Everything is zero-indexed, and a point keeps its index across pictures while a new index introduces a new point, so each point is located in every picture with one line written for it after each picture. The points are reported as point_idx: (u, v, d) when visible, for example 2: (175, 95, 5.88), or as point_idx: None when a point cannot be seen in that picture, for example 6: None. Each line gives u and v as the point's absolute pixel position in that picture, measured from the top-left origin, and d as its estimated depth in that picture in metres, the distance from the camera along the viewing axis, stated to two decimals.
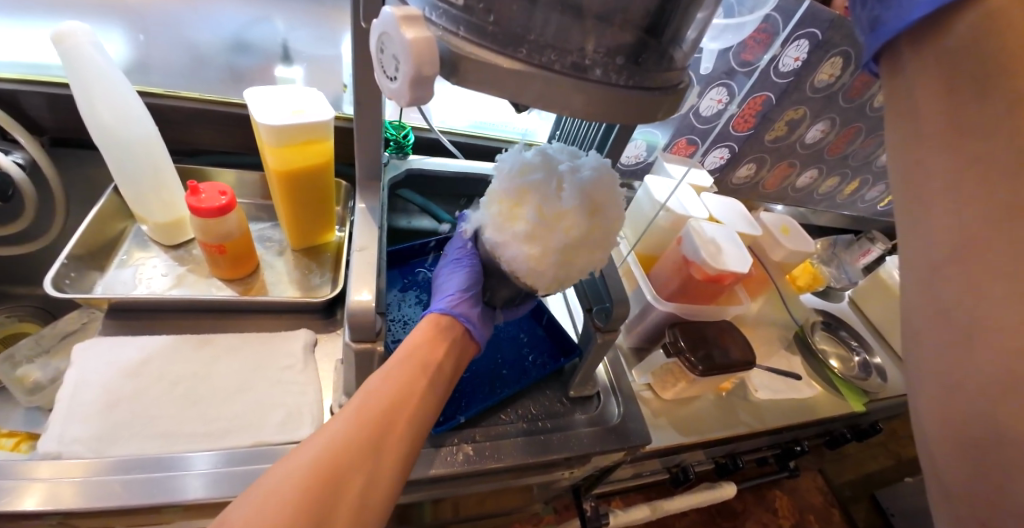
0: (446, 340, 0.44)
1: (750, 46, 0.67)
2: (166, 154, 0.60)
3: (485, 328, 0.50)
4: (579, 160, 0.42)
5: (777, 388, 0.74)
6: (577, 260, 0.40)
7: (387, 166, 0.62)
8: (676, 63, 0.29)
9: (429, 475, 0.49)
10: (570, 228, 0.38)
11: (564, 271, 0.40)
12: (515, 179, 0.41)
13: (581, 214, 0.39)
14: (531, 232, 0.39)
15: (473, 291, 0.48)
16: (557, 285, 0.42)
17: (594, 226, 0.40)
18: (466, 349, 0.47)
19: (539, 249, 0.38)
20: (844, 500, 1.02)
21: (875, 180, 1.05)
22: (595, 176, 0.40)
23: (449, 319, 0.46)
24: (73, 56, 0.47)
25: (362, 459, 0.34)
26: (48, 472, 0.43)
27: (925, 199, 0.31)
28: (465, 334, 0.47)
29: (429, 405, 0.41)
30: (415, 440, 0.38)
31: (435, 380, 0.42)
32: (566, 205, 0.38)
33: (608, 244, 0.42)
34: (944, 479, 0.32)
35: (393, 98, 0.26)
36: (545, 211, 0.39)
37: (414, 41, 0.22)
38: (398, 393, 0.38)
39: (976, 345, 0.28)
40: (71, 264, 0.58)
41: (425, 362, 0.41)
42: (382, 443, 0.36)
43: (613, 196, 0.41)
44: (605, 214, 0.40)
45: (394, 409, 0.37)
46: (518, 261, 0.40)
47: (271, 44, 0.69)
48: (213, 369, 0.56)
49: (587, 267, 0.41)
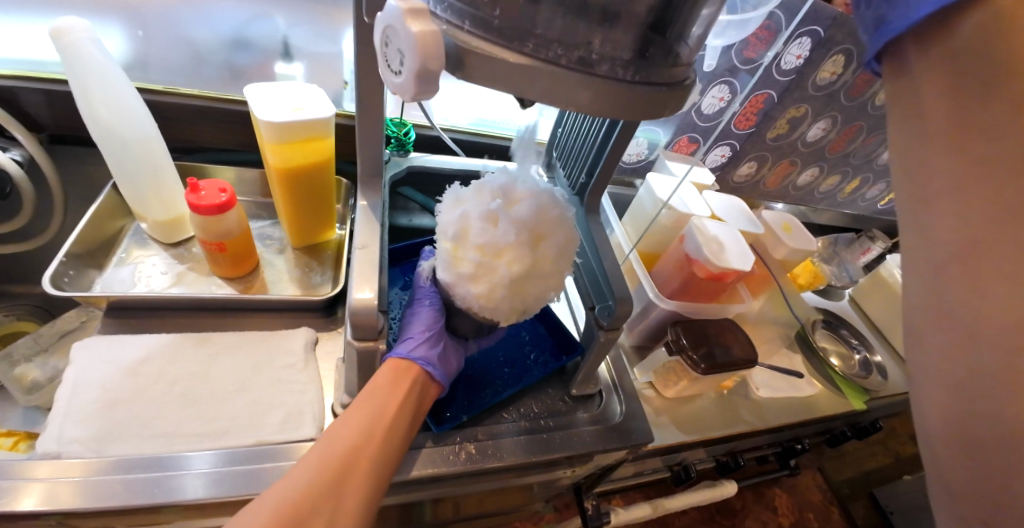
0: (408, 382, 0.43)
1: (753, 44, 0.67)
2: (165, 153, 0.60)
3: (449, 367, 0.49)
4: (515, 190, 0.42)
5: (778, 386, 0.74)
6: (527, 289, 0.40)
7: (388, 164, 0.61)
8: (682, 59, 0.28)
9: (429, 474, 0.49)
10: (511, 264, 0.38)
11: (517, 302, 0.41)
12: (454, 218, 0.41)
13: (522, 247, 0.38)
14: (475, 273, 0.40)
15: (433, 334, 0.48)
16: (516, 313, 0.43)
17: (539, 256, 0.40)
18: (428, 388, 0.46)
19: (485, 288, 0.40)
20: (843, 498, 1.03)
21: (876, 179, 1.05)
22: (533, 206, 0.40)
23: (408, 363, 0.44)
24: (70, 52, 0.46)
25: (324, 502, 0.34)
26: (46, 472, 0.43)
27: (927, 199, 0.31)
28: (426, 377, 0.45)
29: (396, 438, 0.41)
30: (381, 477, 0.39)
31: (402, 415, 0.41)
32: (505, 240, 0.38)
33: (559, 268, 0.41)
34: (945, 477, 0.32)
35: (397, 93, 0.26)
36: (485, 250, 0.39)
37: (421, 34, 0.21)
38: (362, 432, 0.39)
39: (980, 345, 0.28)
40: (69, 262, 0.57)
41: (390, 398, 0.41)
42: (346, 484, 0.36)
43: (554, 222, 0.41)
44: (549, 242, 0.40)
45: (362, 442, 0.38)
46: (470, 298, 0.42)
47: (272, 40, 0.68)
48: (214, 368, 0.56)
49: (541, 294, 0.42)
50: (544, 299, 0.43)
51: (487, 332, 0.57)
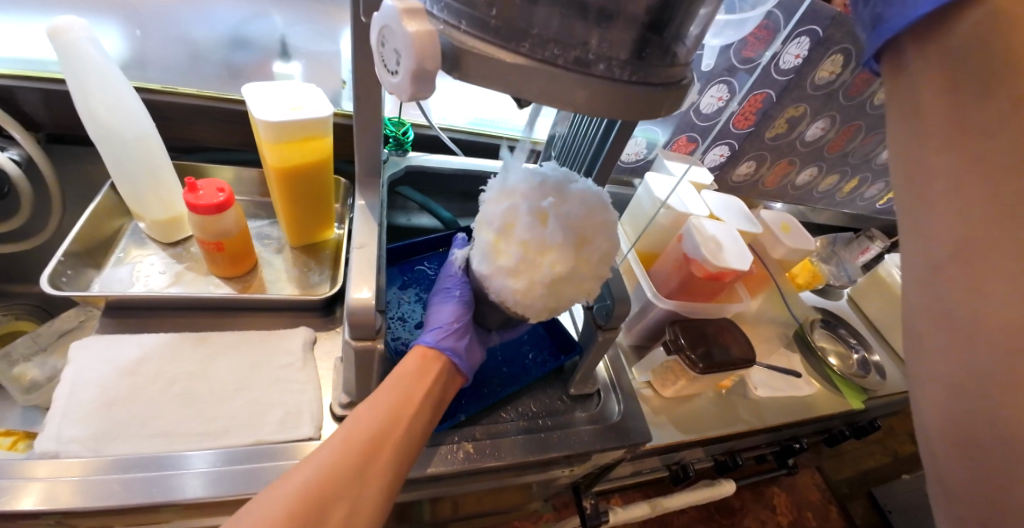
0: (433, 372, 0.43)
1: (752, 43, 0.67)
2: (164, 152, 0.60)
3: (472, 359, 0.50)
4: (566, 189, 0.41)
5: (776, 386, 0.74)
6: (564, 291, 0.40)
7: (387, 164, 0.60)
8: (679, 59, 0.28)
9: (427, 474, 0.49)
10: (556, 264, 0.38)
11: (551, 304, 0.41)
12: (501, 210, 0.41)
13: (567, 249, 0.38)
14: (516, 268, 0.40)
15: (461, 326, 0.47)
16: (547, 313, 0.43)
17: (581, 260, 0.40)
18: (452, 380, 0.47)
19: (524, 284, 0.39)
20: (841, 497, 1.03)
21: (874, 178, 1.05)
22: (582, 208, 0.40)
23: (435, 352, 0.45)
24: (69, 51, 0.46)
25: (347, 488, 0.34)
26: (46, 471, 0.43)
27: (927, 199, 0.31)
28: (452, 368, 0.46)
29: (418, 430, 0.41)
30: (402, 468, 0.39)
31: (424, 406, 0.42)
32: (552, 240, 0.38)
33: (597, 276, 0.42)
34: (944, 476, 0.32)
35: (394, 93, 0.26)
36: (530, 247, 0.39)
37: (416, 35, 0.21)
38: (387, 421, 0.39)
39: (978, 345, 0.28)
40: (67, 262, 0.57)
41: (414, 388, 0.41)
42: (368, 472, 0.36)
43: (600, 227, 0.41)
44: (593, 248, 0.40)
45: (385, 432, 0.38)
46: (505, 292, 0.41)
47: (270, 39, 0.68)
48: (211, 368, 0.55)
49: (576, 297, 0.42)
50: (577, 302, 0.43)
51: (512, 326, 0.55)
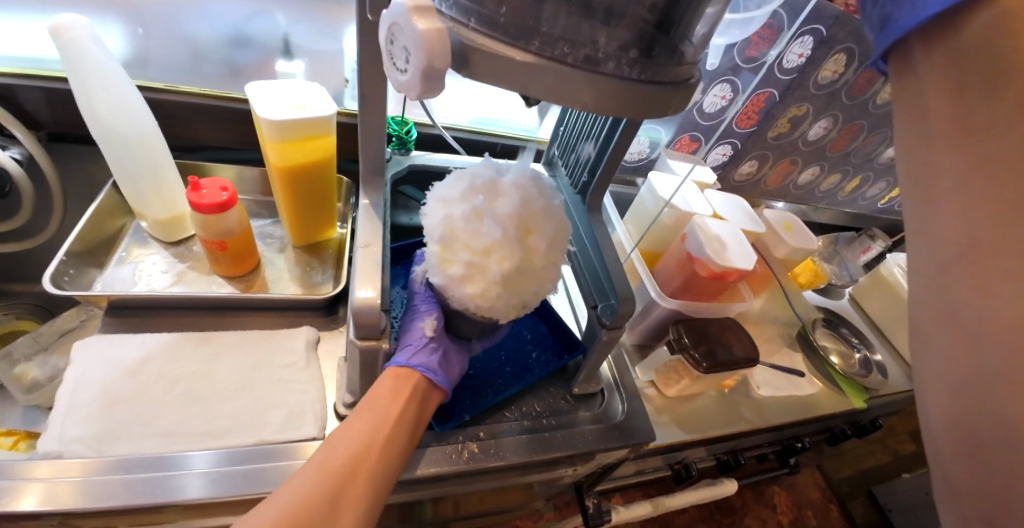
0: (406, 393, 0.43)
1: (755, 42, 0.67)
2: (166, 151, 0.59)
3: (451, 373, 0.49)
4: (496, 182, 0.41)
5: (779, 385, 0.74)
6: (519, 284, 0.41)
7: (388, 162, 0.61)
8: (687, 58, 0.28)
9: (431, 473, 0.49)
10: (502, 262, 0.38)
11: (513, 299, 0.42)
12: (440, 220, 0.40)
13: (510, 243, 0.39)
14: (466, 274, 0.40)
15: (433, 340, 0.47)
16: (513, 310, 0.43)
17: (528, 250, 0.40)
18: (430, 397, 0.45)
19: (479, 287, 0.40)
20: (842, 496, 1.03)
21: (876, 178, 1.05)
22: (517, 199, 0.40)
23: (408, 371, 0.44)
24: (70, 49, 0.46)
25: (316, 519, 0.34)
26: (47, 472, 0.43)
27: (933, 199, 0.31)
28: (429, 385, 0.45)
29: (394, 453, 0.40)
30: (378, 492, 0.39)
31: (399, 429, 0.41)
32: (493, 238, 0.38)
33: (551, 261, 0.42)
34: (948, 474, 0.32)
35: (402, 91, 0.26)
36: (474, 251, 0.39)
37: (426, 32, 0.21)
38: (358, 448, 0.39)
39: (985, 346, 0.28)
40: (70, 261, 0.57)
41: (387, 412, 0.41)
42: (339, 501, 0.36)
43: (540, 214, 0.41)
44: (538, 234, 0.40)
45: (361, 454, 0.39)
46: (465, 300, 0.41)
47: (272, 38, 0.68)
48: (215, 367, 0.55)
49: (534, 288, 0.42)
50: (539, 292, 0.43)
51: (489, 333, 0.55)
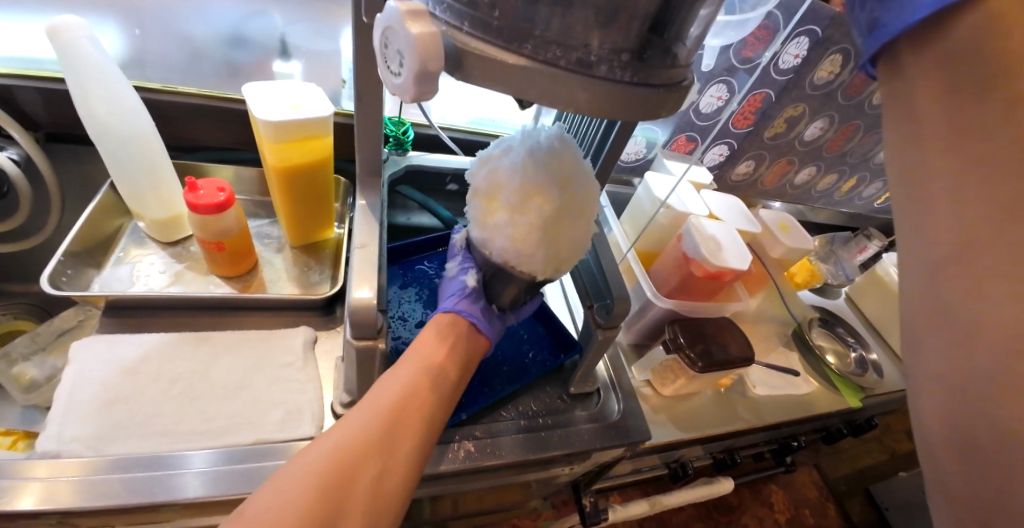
0: (453, 335, 0.44)
1: (751, 43, 0.67)
2: (164, 151, 0.60)
3: (495, 324, 0.50)
4: (533, 132, 0.42)
5: (775, 385, 0.75)
6: (562, 231, 0.40)
7: (386, 163, 0.60)
8: (680, 60, 0.29)
9: (440, 471, 0.49)
10: (544, 204, 0.38)
11: (553, 250, 0.40)
12: (484, 173, 0.42)
13: (552, 185, 0.39)
14: (509, 220, 0.39)
15: (476, 291, 0.48)
16: (555, 262, 0.41)
17: (567, 195, 0.40)
18: (476, 342, 0.47)
19: (522, 232, 0.39)
20: (838, 494, 1.04)
21: (873, 178, 1.05)
22: (555, 146, 0.40)
23: (452, 315, 0.46)
24: (68, 50, 0.46)
25: (376, 446, 0.35)
26: (45, 471, 0.43)
27: (925, 202, 0.31)
28: (473, 329, 0.47)
29: (442, 395, 0.41)
30: (431, 428, 0.40)
31: (446, 369, 0.43)
32: (534, 181, 0.38)
33: (588, 212, 0.42)
34: (942, 474, 0.32)
35: (397, 94, 0.26)
36: (516, 195, 0.39)
37: (420, 36, 0.21)
38: (412, 384, 0.40)
39: (977, 348, 0.28)
40: (68, 261, 0.57)
41: (435, 353, 0.43)
42: (397, 433, 0.37)
43: (577, 161, 0.41)
44: (575, 181, 0.40)
45: (412, 393, 0.39)
46: (507, 248, 0.40)
47: (270, 38, 0.68)
48: (213, 366, 0.56)
49: (575, 237, 0.41)
50: (580, 242, 0.42)
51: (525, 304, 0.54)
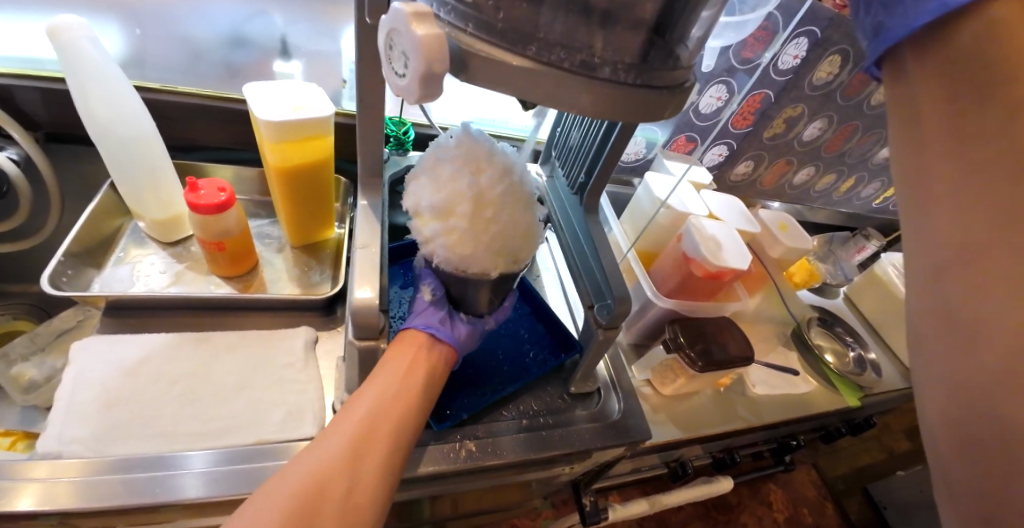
0: (414, 349, 0.44)
1: (751, 44, 0.68)
2: (165, 153, 0.60)
3: (462, 333, 0.48)
4: (440, 143, 0.44)
5: (774, 384, 0.75)
6: (493, 223, 0.40)
7: (387, 163, 0.61)
8: (682, 62, 0.29)
9: (415, 474, 0.49)
10: (468, 200, 0.39)
11: (493, 243, 0.40)
12: (407, 194, 0.43)
13: (466, 182, 0.40)
14: (441, 227, 0.40)
15: (434, 303, 0.48)
16: (500, 255, 0.41)
17: (484, 184, 0.40)
18: (439, 354, 0.45)
19: (454, 235, 0.39)
20: (836, 494, 1.04)
21: (871, 178, 1.06)
22: (460, 144, 0.42)
23: (411, 331, 0.46)
24: (69, 51, 0.46)
25: (344, 469, 0.35)
26: (45, 472, 0.43)
27: (928, 204, 0.31)
28: (432, 340, 0.46)
29: (410, 408, 0.41)
30: (400, 444, 0.40)
31: (413, 384, 0.42)
32: (449, 185, 0.40)
33: (522, 194, 0.43)
34: (943, 471, 0.32)
35: (401, 95, 0.26)
36: (441, 201, 0.40)
37: (425, 38, 0.22)
38: (377, 403, 0.39)
39: (980, 345, 0.28)
40: (69, 261, 0.57)
41: (398, 369, 0.42)
42: (365, 452, 0.37)
43: (486, 149, 0.42)
44: (496, 167, 0.41)
45: (378, 412, 0.39)
46: (446, 255, 0.40)
47: (271, 39, 0.68)
48: (214, 367, 0.56)
49: (509, 224, 0.41)
50: (521, 227, 0.42)
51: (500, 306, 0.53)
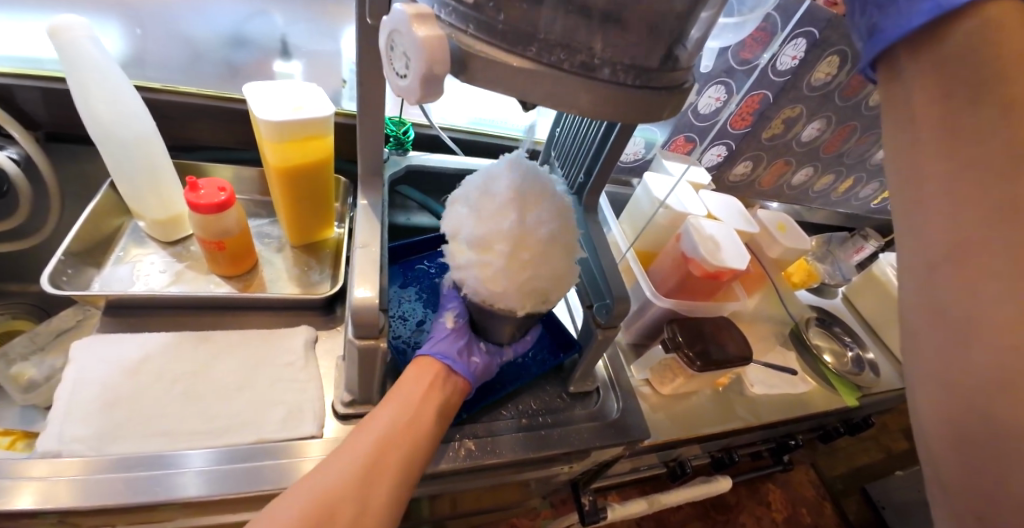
0: (429, 376, 0.45)
1: (749, 45, 0.68)
2: (165, 152, 0.60)
3: (477, 365, 0.49)
4: (492, 171, 0.44)
5: (772, 384, 0.76)
6: (529, 264, 0.40)
7: (387, 162, 0.61)
8: (680, 63, 0.29)
9: (437, 470, 0.50)
10: (507, 239, 0.39)
11: (525, 282, 0.40)
12: (450, 220, 0.44)
13: (509, 220, 0.40)
14: (477, 260, 0.41)
15: (456, 330, 0.49)
16: (530, 295, 0.42)
17: (527, 225, 0.40)
18: (453, 385, 0.46)
19: (489, 270, 0.40)
20: (835, 493, 1.04)
21: (870, 178, 1.06)
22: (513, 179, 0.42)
23: (430, 358, 0.46)
24: (69, 50, 0.46)
25: (353, 493, 0.36)
26: (44, 471, 0.43)
27: (922, 204, 0.32)
28: (448, 372, 0.46)
29: (420, 437, 0.41)
30: (408, 471, 0.40)
31: (424, 412, 0.42)
32: (493, 221, 0.40)
33: (564, 239, 0.42)
34: (938, 468, 0.33)
35: (402, 96, 0.26)
36: (480, 235, 0.40)
37: (426, 39, 0.22)
38: (389, 429, 0.40)
39: (973, 344, 0.29)
40: (68, 261, 0.57)
41: (411, 395, 0.43)
42: (371, 477, 0.38)
43: (535, 188, 0.42)
44: (542, 209, 0.41)
45: (389, 439, 0.40)
46: (478, 286, 0.42)
47: (270, 39, 0.68)
48: (213, 366, 0.56)
49: (546, 267, 0.41)
50: (557, 271, 0.42)
51: (522, 337, 0.55)
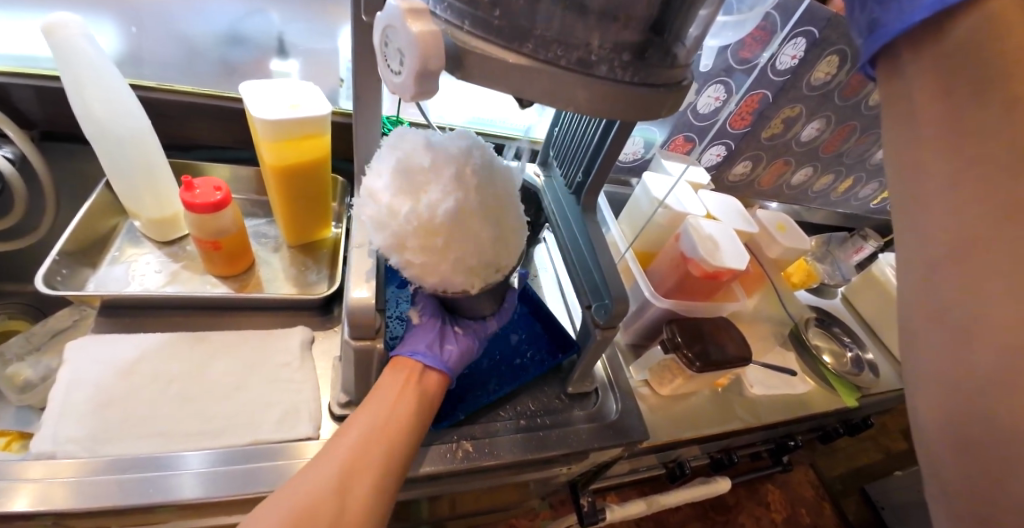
0: (405, 375, 0.44)
1: (748, 44, 0.68)
2: (160, 151, 0.59)
3: (451, 352, 0.48)
4: (374, 169, 0.41)
5: (771, 384, 0.76)
6: (448, 247, 0.38)
7: None
8: (679, 60, 0.29)
9: (421, 472, 0.49)
10: (413, 234, 0.37)
11: (459, 267, 0.40)
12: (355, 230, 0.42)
13: (406, 212, 0.37)
14: (396, 261, 0.39)
15: (424, 324, 0.49)
16: (466, 272, 0.41)
17: (426, 209, 0.37)
18: (429, 380, 0.46)
19: (413, 267, 0.39)
20: (835, 494, 1.04)
21: (869, 179, 1.06)
22: (393, 168, 0.39)
23: (400, 359, 0.46)
24: (63, 48, 0.46)
25: (333, 493, 0.36)
26: (40, 472, 0.42)
27: (926, 205, 0.31)
28: (422, 368, 0.46)
29: (400, 434, 0.41)
30: (389, 468, 0.40)
31: (402, 407, 0.42)
32: (389, 221, 0.38)
33: (474, 203, 0.39)
34: (941, 471, 0.32)
35: (396, 93, 0.26)
36: (386, 237, 0.38)
37: (420, 35, 0.21)
38: (367, 429, 0.40)
39: (978, 346, 0.28)
40: (63, 261, 0.57)
41: (387, 396, 0.42)
42: (352, 476, 0.37)
43: (419, 168, 0.39)
44: (437, 184, 0.38)
45: (368, 438, 0.40)
46: (415, 281, 0.41)
47: (267, 37, 0.68)
48: (209, 367, 0.55)
49: (468, 241, 0.39)
50: (486, 240, 0.40)
51: (501, 305, 0.53)
